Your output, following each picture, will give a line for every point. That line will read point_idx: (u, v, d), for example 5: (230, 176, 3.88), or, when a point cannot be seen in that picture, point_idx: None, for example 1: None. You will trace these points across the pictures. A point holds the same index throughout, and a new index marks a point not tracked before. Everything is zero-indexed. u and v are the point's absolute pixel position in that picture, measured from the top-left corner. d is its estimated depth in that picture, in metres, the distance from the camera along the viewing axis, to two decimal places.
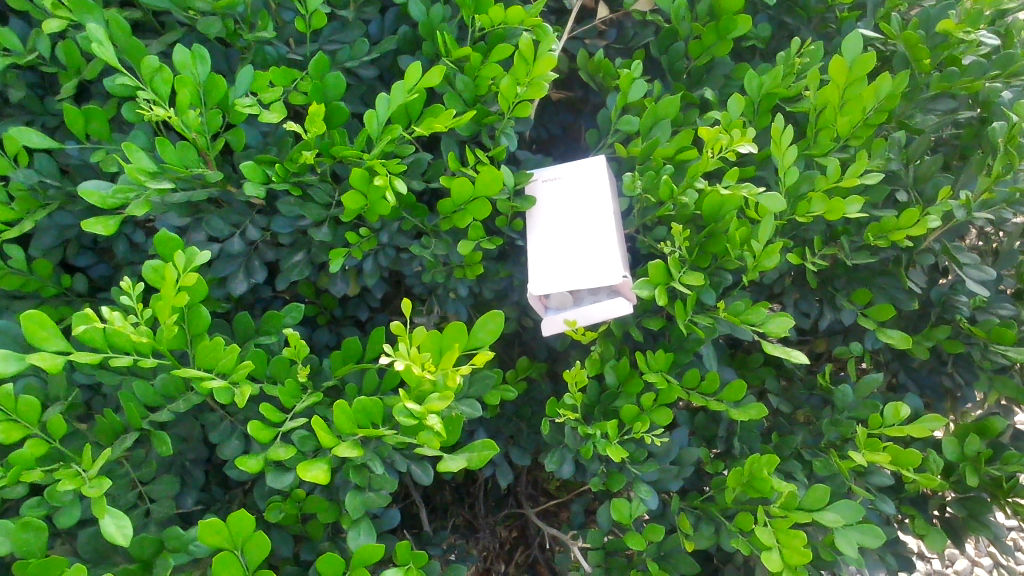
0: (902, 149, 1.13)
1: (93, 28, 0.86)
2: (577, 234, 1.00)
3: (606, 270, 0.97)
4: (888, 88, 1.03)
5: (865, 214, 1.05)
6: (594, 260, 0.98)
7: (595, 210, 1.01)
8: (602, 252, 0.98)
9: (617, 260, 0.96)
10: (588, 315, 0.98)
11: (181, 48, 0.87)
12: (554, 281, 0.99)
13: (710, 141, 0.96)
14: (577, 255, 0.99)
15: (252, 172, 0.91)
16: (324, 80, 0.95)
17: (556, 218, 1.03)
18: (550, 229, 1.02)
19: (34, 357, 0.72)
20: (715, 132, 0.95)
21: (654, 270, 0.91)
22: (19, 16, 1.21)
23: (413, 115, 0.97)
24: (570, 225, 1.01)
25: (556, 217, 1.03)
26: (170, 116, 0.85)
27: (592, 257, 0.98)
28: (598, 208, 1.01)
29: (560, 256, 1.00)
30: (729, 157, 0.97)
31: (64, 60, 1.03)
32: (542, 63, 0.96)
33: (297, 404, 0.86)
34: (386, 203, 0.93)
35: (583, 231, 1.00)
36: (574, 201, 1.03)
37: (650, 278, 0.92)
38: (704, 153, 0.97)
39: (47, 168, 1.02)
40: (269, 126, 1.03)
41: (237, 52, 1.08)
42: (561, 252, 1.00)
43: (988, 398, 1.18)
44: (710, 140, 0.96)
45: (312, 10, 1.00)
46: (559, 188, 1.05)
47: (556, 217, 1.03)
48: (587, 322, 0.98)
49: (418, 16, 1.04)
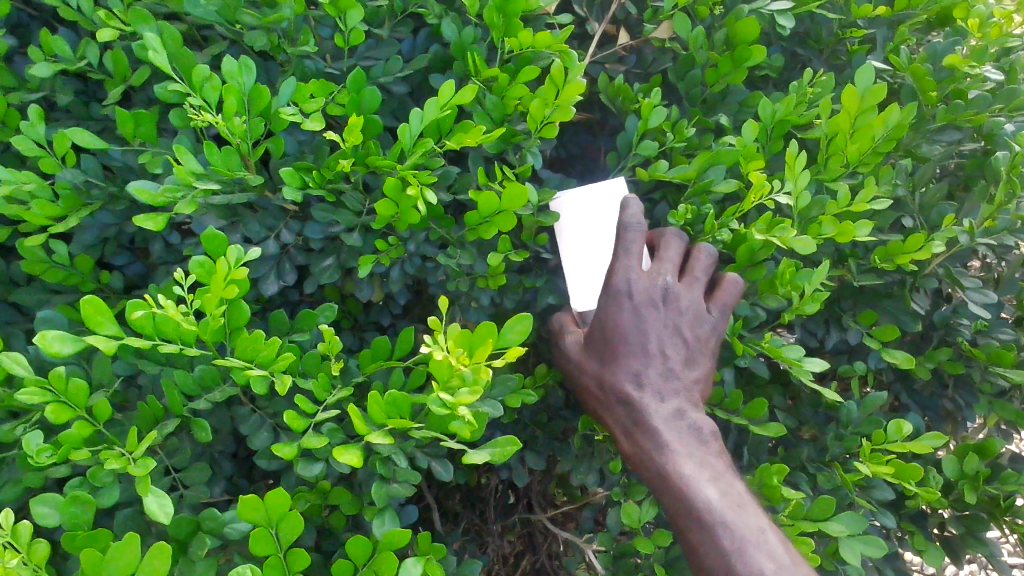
0: (909, 177, 1.17)
1: (148, 37, 0.92)
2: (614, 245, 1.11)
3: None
4: (897, 118, 1.08)
5: (874, 239, 1.09)
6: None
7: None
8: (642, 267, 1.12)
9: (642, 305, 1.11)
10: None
11: (230, 58, 0.92)
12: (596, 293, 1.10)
13: (757, 187, 1.00)
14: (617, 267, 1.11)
15: (291, 177, 0.96)
16: (362, 95, 1.01)
17: (583, 248, 1.11)
18: (578, 260, 1.11)
19: (90, 340, 0.76)
20: (762, 181, 0.99)
21: None
22: (67, 26, 1.28)
23: (444, 130, 1.02)
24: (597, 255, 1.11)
25: (582, 247, 1.11)
26: (218, 122, 0.90)
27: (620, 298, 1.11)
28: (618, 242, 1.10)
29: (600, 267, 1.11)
30: (760, 196, 1.01)
31: (112, 68, 1.09)
32: (570, 87, 1.01)
33: (328, 398, 0.90)
34: (416, 212, 0.98)
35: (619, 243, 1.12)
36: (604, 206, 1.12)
37: None
38: (748, 198, 1.01)
39: (92, 170, 1.07)
40: (307, 135, 1.08)
41: (277, 65, 1.13)
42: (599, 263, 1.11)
43: (988, 419, 1.22)
44: (756, 187, 1.00)
45: (351, 28, 1.06)
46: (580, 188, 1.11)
47: (588, 228, 1.10)
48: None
49: (450, 37, 1.10)
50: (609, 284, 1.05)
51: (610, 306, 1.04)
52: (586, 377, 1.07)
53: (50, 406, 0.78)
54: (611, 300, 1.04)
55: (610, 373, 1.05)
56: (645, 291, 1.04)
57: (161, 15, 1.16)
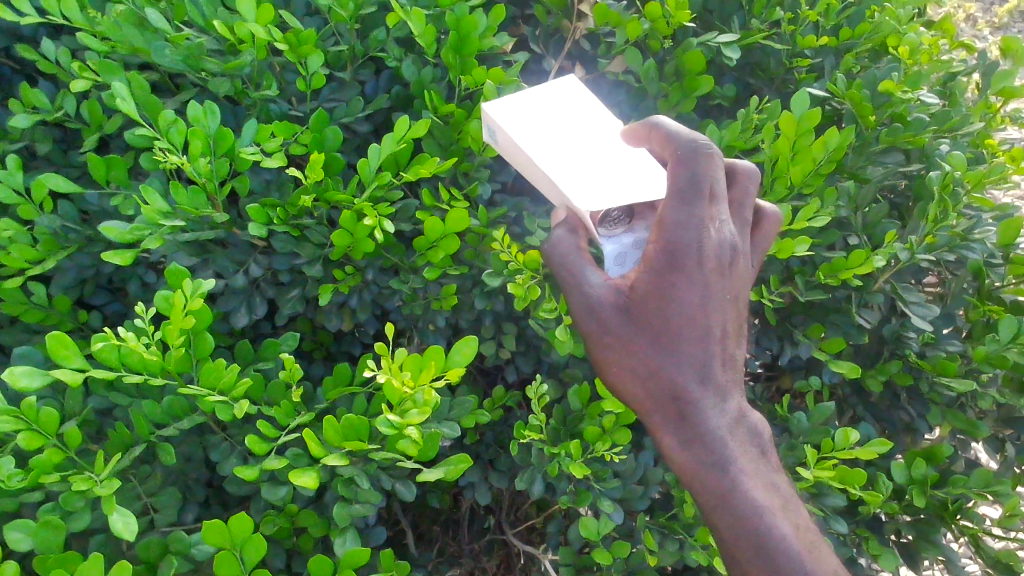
0: (851, 197, 1.23)
1: (117, 86, 0.97)
2: (592, 145, 1.07)
3: (645, 165, 1.06)
4: (836, 141, 1.14)
5: (812, 253, 1.15)
6: (624, 155, 1.07)
7: (585, 126, 1.09)
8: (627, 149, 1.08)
9: (633, 172, 1.04)
10: (639, 232, 1.07)
11: (194, 103, 0.97)
12: (599, 189, 1.00)
13: None
14: (608, 160, 1.05)
15: (257, 214, 1.01)
16: (324, 133, 1.07)
17: (547, 141, 1.05)
18: (553, 151, 1.04)
19: (57, 374, 0.81)
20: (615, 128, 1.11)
21: None
22: (49, 78, 1.34)
23: (402, 164, 1.08)
24: (566, 145, 1.06)
25: (545, 141, 1.05)
26: (183, 163, 0.96)
27: (612, 173, 1.03)
28: (573, 129, 1.08)
29: (589, 167, 1.03)
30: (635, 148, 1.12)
31: (88, 117, 1.15)
32: (503, 107, 1.08)
33: (291, 422, 0.94)
34: (371, 242, 1.03)
35: (595, 141, 1.07)
36: (554, 116, 1.09)
37: None
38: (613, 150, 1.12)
39: (69, 214, 1.13)
40: (272, 174, 1.13)
41: (245, 109, 1.19)
42: (585, 164, 1.04)
43: (941, 428, 1.26)
44: None
45: (312, 72, 1.12)
46: (523, 118, 1.07)
47: (531, 125, 1.06)
48: (640, 242, 1.06)
49: (410, 77, 1.16)
50: (680, 248, 0.94)
51: (676, 274, 0.95)
52: (628, 352, 0.97)
53: (22, 437, 0.82)
54: (677, 266, 0.95)
55: (660, 354, 0.96)
56: (710, 256, 0.95)
57: (135, 66, 1.23)
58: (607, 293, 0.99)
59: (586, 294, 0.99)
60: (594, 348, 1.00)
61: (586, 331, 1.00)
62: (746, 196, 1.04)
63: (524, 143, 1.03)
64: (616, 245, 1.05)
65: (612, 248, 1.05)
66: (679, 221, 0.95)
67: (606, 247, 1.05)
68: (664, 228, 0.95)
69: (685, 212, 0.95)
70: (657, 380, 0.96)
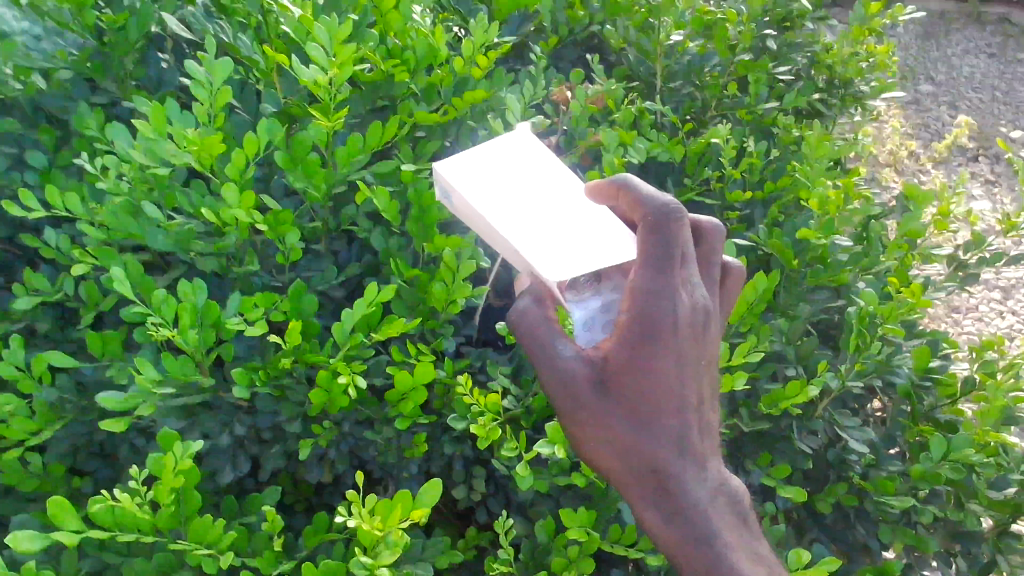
0: (784, 333, 1.36)
1: (115, 270, 1.09)
2: (557, 215, 1.14)
3: (608, 231, 1.12)
4: (763, 284, 1.27)
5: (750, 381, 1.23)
6: (589, 223, 1.13)
7: (535, 182, 1.18)
8: (590, 217, 1.15)
9: (579, 225, 1.12)
10: (605, 297, 1.16)
11: (184, 281, 1.09)
12: (537, 234, 1.10)
13: None
14: (572, 228, 1.12)
15: (242, 377, 1.12)
16: (301, 301, 1.19)
17: (496, 198, 1.14)
18: (502, 206, 1.13)
19: (56, 535, 0.88)
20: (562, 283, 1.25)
21: (551, 432, 1.13)
22: (49, 263, 1.47)
23: (373, 325, 1.19)
24: (515, 200, 1.15)
25: (494, 198, 1.14)
26: (173, 335, 1.07)
27: (558, 225, 1.11)
28: (523, 185, 1.17)
29: (555, 236, 1.10)
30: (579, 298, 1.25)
31: (86, 297, 1.26)
32: (462, 270, 1.20)
33: (273, 570, 1.00)
34: (346, 397, 1.13)
35: (560, 211, 1.15)
36: (518, 189, 1.17)
37: (550, 440, 1.13)
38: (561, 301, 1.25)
39: (66, 387, 1.22)
40: (255, 339, 1.25)
41: (230, 282, 1.31)
42: (551, 233, 1.10)
43: (893, 546, 1.33)
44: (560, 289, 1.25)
45: (290, 247, 1.25)
46: (475, 177, 1.17)
47: (481, 183, 1.16)
48: (607, 306, 1.15)
49: (379, 246, 1.30)
50: (655, 319, 1.00)
51: (652, 346, 1.00)
52: (606, 425, 1.04)
53: None
54: (653, 338, 1.00)
55: (638, 426, 1.03)
56: (684, 324, 1.02)
57: (130, 248, 1.36)
58: (583, 366, 1.05)
59: (561, 367, 1.05)
60: (573, 421, 1.05)
61: (563, 405, 1.05)
62: (714, 248, 1.14)
63: (492, 218, 1.11)
64: (583, 310, 1.15)
65: (579, 313, 1.14)
66: (653, 290, 1.00)
67: (575, 313, 1.15)
68: (638, 296, 1.01)
69: (659, 279, 1.00)
70: (639, 453, 1.03)
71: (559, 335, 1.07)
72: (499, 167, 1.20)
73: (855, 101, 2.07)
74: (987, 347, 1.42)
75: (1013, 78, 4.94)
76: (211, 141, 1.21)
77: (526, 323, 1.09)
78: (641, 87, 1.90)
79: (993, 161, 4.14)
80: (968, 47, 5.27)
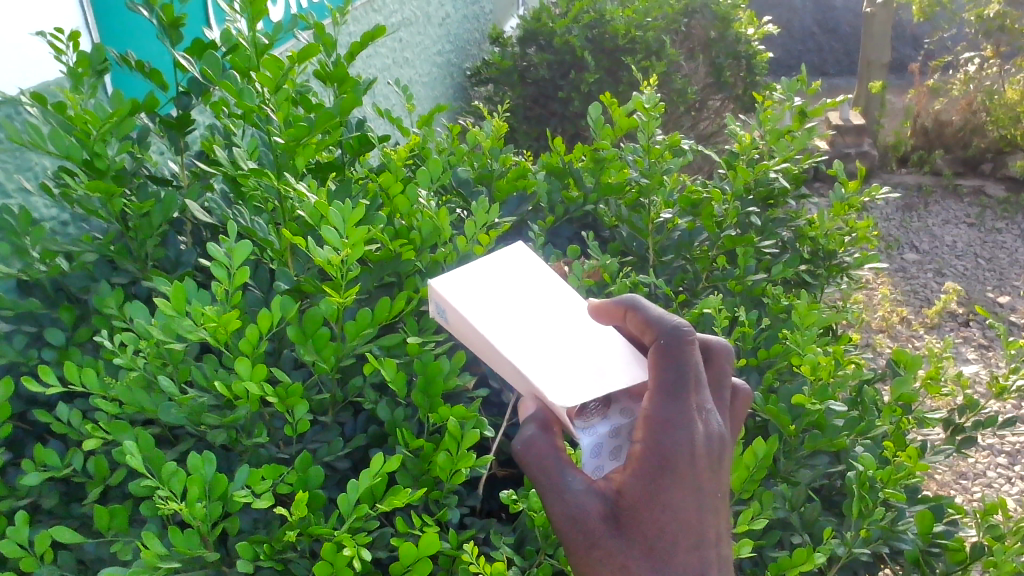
0: (786, 499, 1.40)
1: (128, 444, 1.11)
2: (540, 327, 1.24)
3: (609, 357, 1.20)
4: (763, 450, 1.28)
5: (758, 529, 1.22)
6: (590, 349, 1.21)
7: (530, 306, 1.28)
8: (591, 344, 1.23)
9: (576, 346, 1.21)
10: (613, 422, 1.19)
11: (195, 453, 1.11)
12: (539, 354, 1.18)
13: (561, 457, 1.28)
14: (553, 338, 1.22)
15: (246, 551, 1.12)
16: (307, 472, 1.20)
17: (496, 318, 1.22)
18: (503, 326, 1.21)
19: None
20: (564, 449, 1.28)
21: None
22: (58, 437, 1.49)
23: (378, 495, 1.19)
24: (513, 321, 1.23)
25: (494, 318, 1.22)
26: (181, 509, 1.07)
27: (557, 346, 1.20)
28: (519, 308, 1.26)
29: (560, 361, 1.18)
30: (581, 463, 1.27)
31: (94, 471, 1.28)
32: (466, 438, 1.22)
33: None
34: (350, 571, 1.12)
35: (558, 332, 1.24)
36: (518, 314, 1.25)
37: None
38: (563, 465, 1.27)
39: (67, 563, 1.23)
40: (260, 512, 1.25)
41: (237, 454, 1.33)
42: (553, 355, 1.19)
43: None
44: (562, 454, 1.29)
45: (299, 418, 1.28)
46: (473, 298, 1.26)
47: (480, 305, 1.24)
48: (615, 430, 1.18)
49: (385, 417, 1.34)
50: (671, 450, 1.06)
51: (666, 478, 1.06)
52: (620, 565, 1.06)
53: None
54: (668, 470, 1.05)
55: (654, 566, 1.06)
56: (701, 453, 1.07)
57: (140, 421, 1.39)
58: (594, 500, 1.07)
59: (572, 500, 1.07)
60: (585, 558, 1.07)
61: (575, 542, 1.07)
62: (726, 371, 1.21)
63: (502, 346, 1.17)
64: (592, 436, 1.16)
65: (589, 440, 1.15)
66: (668, 421, 1.06)
67: (584, 439, 1.15)
68: (653, 426, 1.07)
69: (673, 410, 1.07)
70: None
71: (567, 468, 1.10)
72: (504, 296, 1.28)
73: (840, 271, 2.19)
74: (992, 509, 1.42)
75: (993, 245, 5.14)
76: (228, 317, 1.26)
77: (533, 454, 1.11)
78: (635, 261, 1.99)
79: (983, 325, 4.24)
80: (947, 217, 5.52)
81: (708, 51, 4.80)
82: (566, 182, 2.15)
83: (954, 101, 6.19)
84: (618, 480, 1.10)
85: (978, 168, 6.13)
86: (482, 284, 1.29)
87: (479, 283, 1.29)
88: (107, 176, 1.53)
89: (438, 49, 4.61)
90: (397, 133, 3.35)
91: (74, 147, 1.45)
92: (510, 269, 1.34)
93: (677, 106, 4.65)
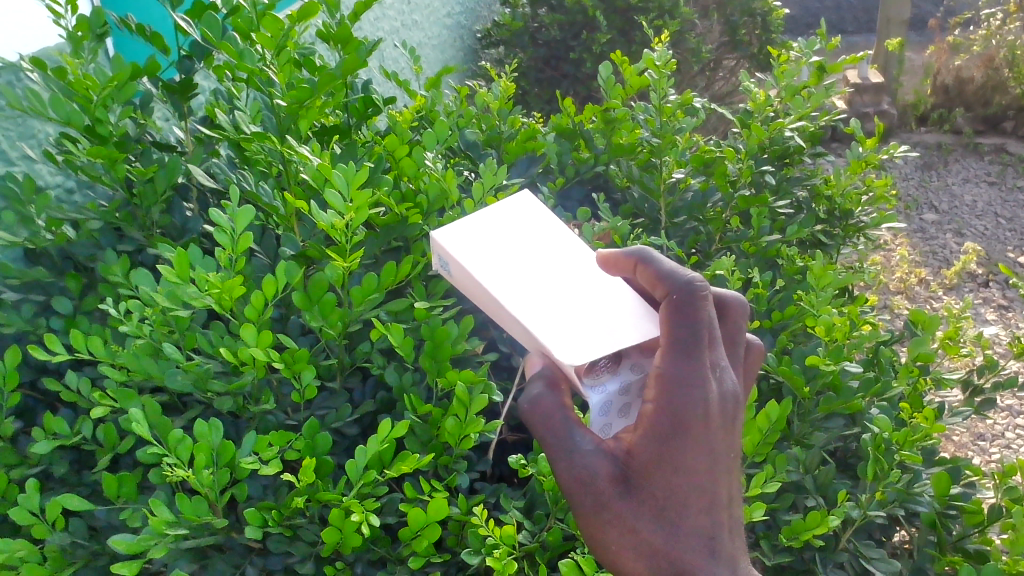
0: (800, 461, 1.38)
1: (134, 411, 1.10)
2: (547, 279, 1.22)
3: (618, 310, 1.18)
4: (776, 412, 1.26)
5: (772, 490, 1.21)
6: (598, 302, 1.19)
7: (535, 256, 1.26)
8: (599, 296, 1.20)
9: (582, 296, 1.20)
10: (623, 380, 1.17)
11: (201, 421, 1.10)
12: (544, 307, 1.17)
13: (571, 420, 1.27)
14: (560, 290, 1.20)
15: (254, 517, 1.11)
16: (315, 438, 1.19)
17: (499, 271, 1.21)
18: (506, 279, 1.20)
19: None
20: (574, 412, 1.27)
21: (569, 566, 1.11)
22: (68, 405, 1.49)
23: (386, 461, 1.18)
24: (517, 272, 1.21)
25: (497, 270, 1.21)
26: (188, 476, 1.06)
27: (562, 298, 1.19)
28: (523, 258, 1.24)
29: (566, 315, 1.16)
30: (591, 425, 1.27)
31: (103, 439, 1.27)
32: (474, 401, 1.21)
33: None
34: (359, 536, 1.11)
35: (565, 285, 1.21)
36: (524, 266, 1.23)
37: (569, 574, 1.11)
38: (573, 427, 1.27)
39: (79, 530, 1.23)
40: (268, 478, 1.25)
41: (244, 421, 1.33)
42: (559, 309, 1.17)
43: None
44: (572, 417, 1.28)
45: (305, 384, 1.27)
46: (476, 251, 1.24)
47: (482, 257, 1.23)
48: (624, 389, 1.16)
49: (392, 382, 1.33)
50: (683, 410, 1.03)
51: (679, 438, 1.03)
52: (628, 526, 1.05)
53: None
54: (680, 430, 1.03)
55: (663, 527, 1.05)
56: (714, 412, 1.05)
57: (148, 389, 1.38)
58: (603, 460, 1.06)
59: (580, 461, 1.06)
60: (592, 519, 1.06)
61: (583, 503, 1.05)
62: (739, 328, 1.18)
63: (507, 302, 1.16)
64: (601, 395, 1.15)
65: (598, 399, 1.14)
66: (681, 380, 1.04)
67: (593, 398, 1.14)
68: (665, 385, 1.04)
69: (687, 368, 1.04)
70: (666, 553, 1.04)
71: (575, 429, 1.08)
72: (511, 252, 1.25)
73: (857, 230, 2.14)
74: (1010, 471, 1.39)
75: (1016, 205, 5.05)
76: (232, 283, 1.24)
77: (540, 413, 1.10)
78: (647, 223, 1.96)
79: (1004, 286, 4.18)
80: (967, 176, 5.43)
81: (722, 8, 4.71)
82: (576, 143, 2.11)
83: (976, 57, 6.04)
84: (627, 441, 1.08)
85: (1000, 126, 6.01)
86: (486, 236, 1.27)
87: (484, 236, 1.27)
88: (109, 142, 1.51)
89: (447, 11, 4.53)
90: (405, 96, 3.31)
91: (75, 113, 1.43)
92: (516, 221, 1.31)
93: (691, 66, 4.57)
